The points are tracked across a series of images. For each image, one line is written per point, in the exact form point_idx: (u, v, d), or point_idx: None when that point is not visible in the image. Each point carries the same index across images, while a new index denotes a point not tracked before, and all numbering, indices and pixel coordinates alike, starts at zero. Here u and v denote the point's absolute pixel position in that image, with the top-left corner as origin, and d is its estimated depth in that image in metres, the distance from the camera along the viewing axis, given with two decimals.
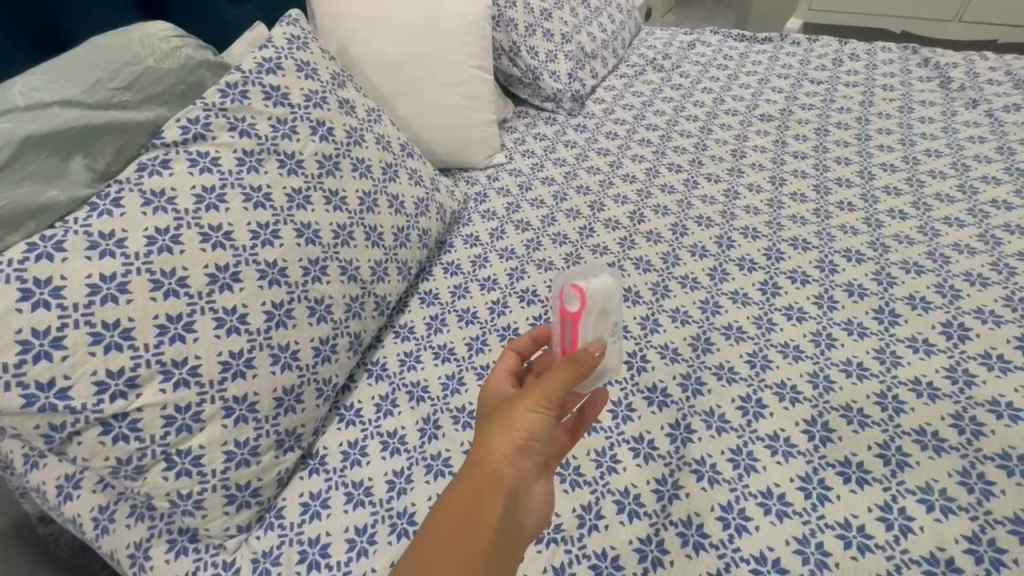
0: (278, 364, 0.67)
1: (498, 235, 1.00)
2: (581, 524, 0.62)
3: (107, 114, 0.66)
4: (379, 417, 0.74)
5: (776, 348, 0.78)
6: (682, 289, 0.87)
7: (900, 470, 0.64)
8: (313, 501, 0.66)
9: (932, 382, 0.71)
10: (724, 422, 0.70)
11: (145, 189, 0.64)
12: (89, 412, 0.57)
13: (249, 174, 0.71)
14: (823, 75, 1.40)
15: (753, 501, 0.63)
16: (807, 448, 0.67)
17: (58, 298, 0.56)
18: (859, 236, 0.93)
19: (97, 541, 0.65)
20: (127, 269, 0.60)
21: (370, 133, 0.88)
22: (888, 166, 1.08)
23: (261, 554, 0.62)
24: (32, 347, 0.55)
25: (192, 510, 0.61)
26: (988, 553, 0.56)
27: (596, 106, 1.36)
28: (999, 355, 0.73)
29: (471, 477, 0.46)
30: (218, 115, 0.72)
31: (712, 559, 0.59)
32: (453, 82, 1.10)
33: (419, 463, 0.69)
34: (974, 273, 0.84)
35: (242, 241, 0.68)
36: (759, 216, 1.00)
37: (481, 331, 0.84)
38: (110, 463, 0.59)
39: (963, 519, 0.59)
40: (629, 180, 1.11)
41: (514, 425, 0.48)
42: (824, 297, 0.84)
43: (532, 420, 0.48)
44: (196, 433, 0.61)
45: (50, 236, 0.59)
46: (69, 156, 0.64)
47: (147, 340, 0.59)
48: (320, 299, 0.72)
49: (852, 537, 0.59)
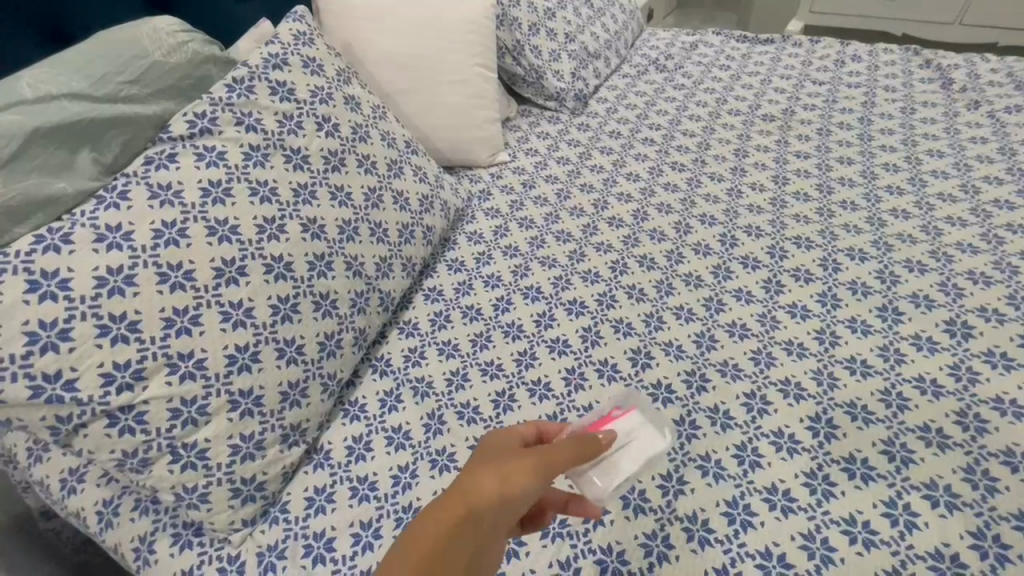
0: (283, 358, 0.67)
1: (502, 232, 1.00)
2: (586, 519, 0.62)
3: (115, 107, 0.66)
4: (383, 413, 0.74)
5: (781, 345, 0.78)
6: (686, 287, 0.88)
7: (905, 466, 0.64)
8: (318, 495, 0.66)
9: (936, 380, 0.71)
10: (728, 419, 0.70)
11: (152, 183, 0.65)
12: (95, 404, 0.57)
13: (255, 169, 0.71)
14: (825, 76, 1.41)
15: (758, 496, 0.63)
16: (811, 445, 0.67)
17: (65, 290, 0.56)
18: (863, 235, 0.93)
19: (101, 535, 0.65)
20: (134, 262, 0.60)
21: (375, 130, 0.88)
22: (890, 167, 1.08)
23: (265, 548, 0.62)
24: (39, 338, 0.55)
25: (198, 503, 0.61)
26: (993, 549, 0.57)
27: (599, 106, 1.37)
28: (1003, 353, 0.73)
29: (451, 507, 0.45)
30: (224, 110, 0.72)
31: (717, 554, 0.59)
32: (457, 81, 1.10)
33: (424, 458, 0.69)
34: (977, 272, 0.85)
35: (249, 235, 0.68)
36: (763, 215, 1.00)
37: (485, 328, 0.84)
38: (115, 456, 0.59)
39: (968, 516, 0.59)
40: (632, 179, 1.11)
41: (518, 480, 0.46)
42: (827, 296, 0.84)
43: (528, 483, 0.46)
44: (202, 426, 0.61)
45: (57, 228, 0.59)
46: (76, 149, 0.64)
47: (154, 332, 0.59)
48: (326, 294, 0.72)
49: (857, 533, 0.59)
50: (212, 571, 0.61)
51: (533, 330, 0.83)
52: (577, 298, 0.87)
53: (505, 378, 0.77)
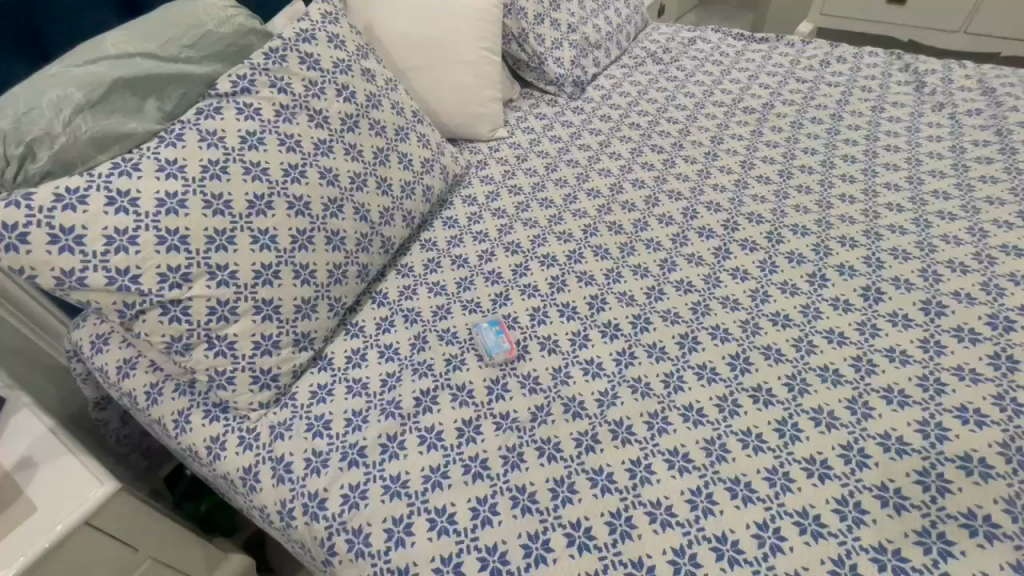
0: (299, 278, 0.82)
1: (493, 197, 1.15)
2: (533, 419, 0.76)
3: (176, 66, 0.82)
4: (379, 333, 0.89)
5: (718, 299, 0.91)
6: (645, 250, 1.01)
7: (800, 395, 0.77)
8: (321, 390, 0.81)
9: (843, 333, 0.84)
10: (663, 353, 0.84)
11: (202, 129, 0.80)
12: (153, 296, 0.73)
13: (285, 124, 0.86)
14: (809, 75, 1.51)
15: (676, 411, 0.76)
16: (727, 376, 0.80)
17: (134, 207, 0.72)
18: (809, 214, 1.05)
19: (149, 409, 0.82)
20: (186, 191, 0.75)
21: (386, 99, 1.03)
22: (848, 158, 1.19)
23: (276, 424, 0.77)
24: (114, 241, 0.70)
25: (226, 384, 0.77)
26: (856, 457, 0.69)
27: (595, 92, 1.49)
28: (904, 314, 0.85)
29: None
30: (261, 74, 0.87)
31: (635, 450, 0.72)
32: (465, 62, 1.24)
33: (408, 367, 0.83)
34: (900, 249, 0.96)
35: (276, 177, 0.83)
36: (724, 194, 1.12)
37: (469, 274, 0.98)
38: (166, 340, 0.75)
39: (842, 433, 0.72)
40: (614, 158, 1.24)
41: None
42: (766, 263, 0.97)
43: None
44: (231, 323, 0.77)
45: (129, 158, 0.75)
46: (145, 98, 0.79)
47: (199, 246, 0.75)
48: (336, 231, 0.88)
49: (750, 441, 0.72)
50: (235, 438, 0.77)
51: (510, 277, 0.98)
52: (550, 254, 1.01)
53: (480, 313, 0.91)
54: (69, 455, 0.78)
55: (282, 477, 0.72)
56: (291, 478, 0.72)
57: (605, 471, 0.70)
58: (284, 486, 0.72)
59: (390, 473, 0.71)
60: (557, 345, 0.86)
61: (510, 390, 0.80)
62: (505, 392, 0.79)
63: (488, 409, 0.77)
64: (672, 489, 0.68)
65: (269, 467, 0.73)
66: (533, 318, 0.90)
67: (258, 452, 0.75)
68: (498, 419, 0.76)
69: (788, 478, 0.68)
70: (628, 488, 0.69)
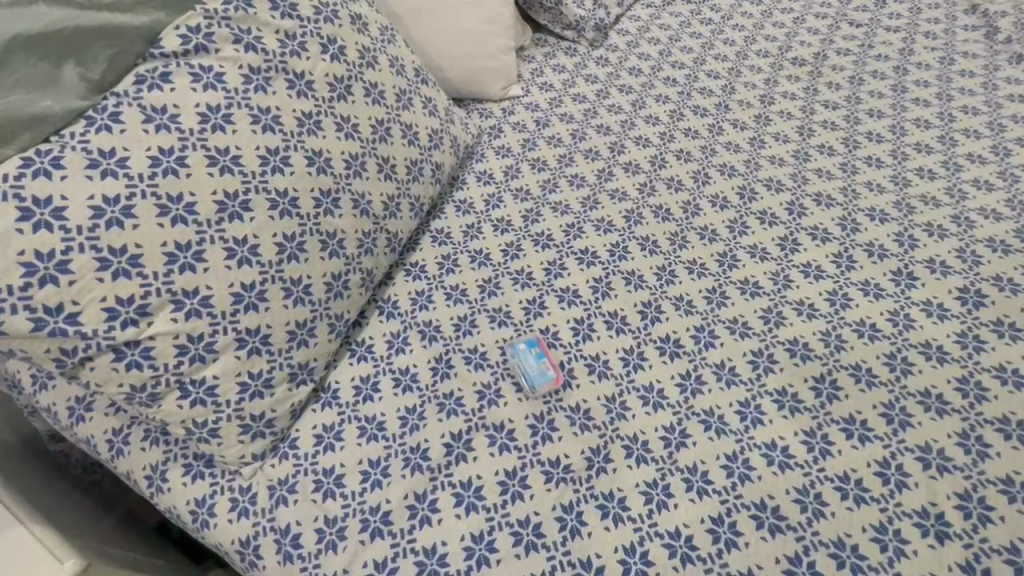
0: (290, 297, 0.65)
1: (513, 173, 0.96)
2: (589, 466, 0.64)
3: (99, 15, 0.61)
4: (391, 354, 0.73)
5: (791, 305, 0.77)
6: (700, 241, 0.86)
7: (902, 429, 0.65)
8: (327, 433, 0.66)
9: (943, 347, 0.72)
10: (734, 376, 0.71)
11: (146, 105, 0.60)
12: (100, 338, 0.55)
13: (256, 94, 0.66)
14: (864, 17, 1.31)
15: (758, 452, 0.64)
16: (813, 405, 0.68)
17: (60, 220, 0.53)
18: (885, 194, 0.91)
19: (113, 462, 0.67)
20: (131, 192, 0.56)
21: (383, 56, 0.82)
22: (921, 123, 1.03)
23: (277, 482, 0.63)
24: (37, 269, 0.52)
25: (208, 437, 0.62)
26: (977, 510, 0.59)
27: (620, 39, 1.27)
28: (1011, 323, 0.73)
29: None
30: (221, 24, 0.66)
31: (715, 505, 0.61)
32: (471, 4, 1.04)
33: (431, 401, 0.69)
34: (997, 240, 0.82)
35: (252, 167, 0.64)
36: (784, 168, 0.96)
37: (494, 275, 0.82)
38: (125, 389, 0.59)
39: (957, 478, 0.61)
40: (652, 122, 1.05)
41: None
42: (843, 257, 0.82)
43: None
44: (209, 363, 0.60)
45: (47, 150, 0.55)
46: (62, 62, 0.59)
47: (156, 268, 0.57)
48: (333, 232, 0.69)
49: (850, 490, 0.61)
50: (226, 501, 0.62)
51: (542, 279, 0.82)
52: (589, 248, 0.85)
53: (512, 327, 0.76)
54: (20, 525, 0.62)
55: (291, 553, 0.60)
56: (304, 554, 0.59)
57: (683, 535, 0.59)
58: (294, 564, 0.59)
59: (424, 545, 0.59)
60: (608, 368, 0.72)
61: (558, 429, 0.66)
62: (552, 432, 0.66)
63: (534, 454, 0.65)
64: (765, 557, 0.58)
65: (273, 538, 0.60)
66: (576, 332, 0.75)
67: (258, 520, 0.61)
68: (548, 467, 0.64)
69: (900, 538, 0.58)
70: (713, 555, 0.58)
